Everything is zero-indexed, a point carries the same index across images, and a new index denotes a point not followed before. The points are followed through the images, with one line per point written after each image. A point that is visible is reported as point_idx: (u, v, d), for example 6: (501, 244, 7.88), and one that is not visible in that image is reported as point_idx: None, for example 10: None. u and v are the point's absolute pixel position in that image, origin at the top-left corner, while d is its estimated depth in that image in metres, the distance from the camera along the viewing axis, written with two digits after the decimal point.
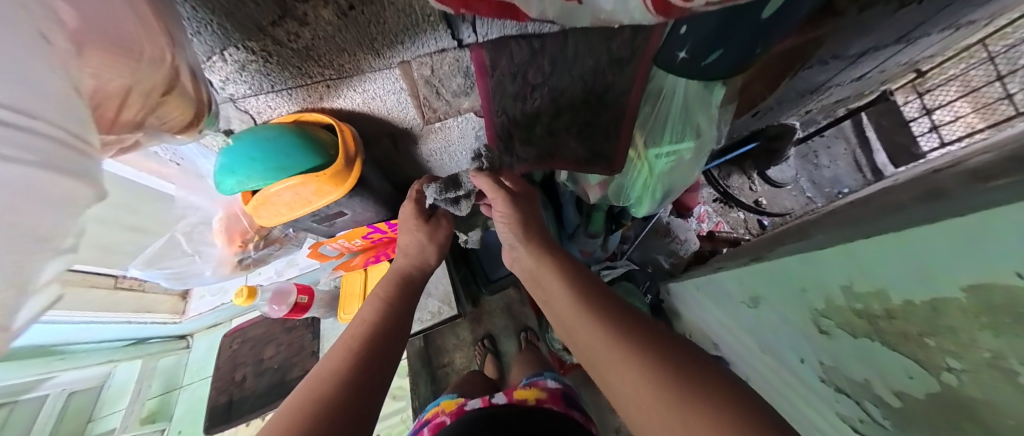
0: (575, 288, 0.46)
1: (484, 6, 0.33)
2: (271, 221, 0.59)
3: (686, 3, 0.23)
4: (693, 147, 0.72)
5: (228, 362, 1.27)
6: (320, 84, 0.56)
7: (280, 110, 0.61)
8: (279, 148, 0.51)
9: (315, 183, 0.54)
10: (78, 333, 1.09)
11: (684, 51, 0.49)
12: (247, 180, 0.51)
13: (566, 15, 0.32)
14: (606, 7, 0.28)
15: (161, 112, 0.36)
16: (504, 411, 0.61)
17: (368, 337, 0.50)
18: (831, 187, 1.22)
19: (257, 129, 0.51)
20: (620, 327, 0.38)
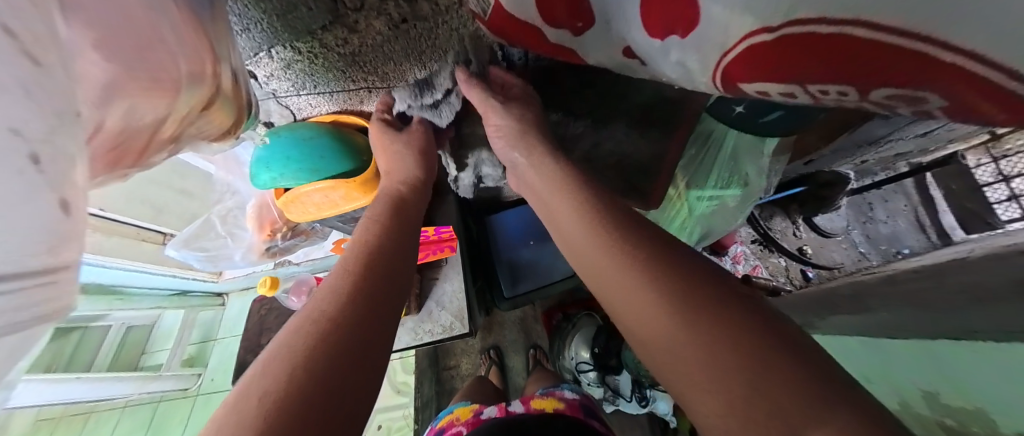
0: (618, 250, 0.35)
1: (538, 45, 0.33)
2: (300, 217, 0.59)
3: (763, 94, 0.20)
4: (739, 196, 0.68)
5: (256, 325, 1.29)
6: (363, 89, 0.56)
7: (320, 109, 0.60)
8: (315, 149, 0.51)
9: (344, 188, 0.55)
10: (125, 278, 1.06)
11: (742, 106, 0.47)
12: (281, 176, 0.52)
13: (624, 69, 0.30)
14: (668, 75, 0.26)
15: (200, 122, 0.37)
16: (527, 418, 0.58)
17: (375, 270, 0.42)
18: (891, 246, 0.84)
19: (296, 127, 0.52)
20: (680, 308, 0.29)
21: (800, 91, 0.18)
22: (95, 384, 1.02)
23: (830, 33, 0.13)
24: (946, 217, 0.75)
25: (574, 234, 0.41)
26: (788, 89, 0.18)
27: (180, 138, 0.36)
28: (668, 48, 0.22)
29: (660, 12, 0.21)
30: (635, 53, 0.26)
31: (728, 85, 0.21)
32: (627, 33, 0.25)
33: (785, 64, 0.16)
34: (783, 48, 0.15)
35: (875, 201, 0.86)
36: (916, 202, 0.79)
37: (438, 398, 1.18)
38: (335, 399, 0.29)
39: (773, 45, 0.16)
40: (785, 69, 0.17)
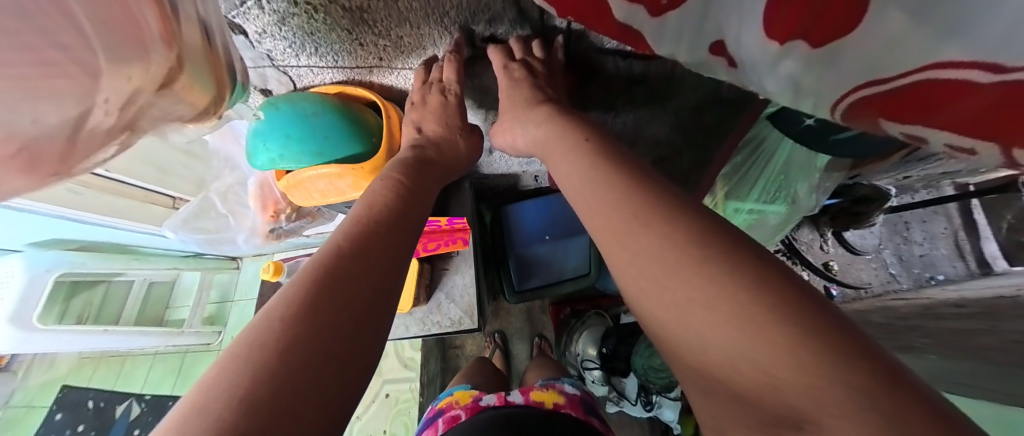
0: (633, 211, 0.27)
1: (593, 19, 0.27)
2: (306, 203, 0.55)
3: (912, 126, 0.15)
4: (782, 213, 0.61)
5: None
6: (373, 55, 0.49)
7: (323, 76, 0.53)
8: (320, 127, 0.46)
9: (352, 175, 0.49)
10: (135, 238, 1.05)
11: (814, 119, 0.40)
12: (281, 159, 0.46)
13: (700, 67, 0.25)
14: (767, 82, 0.20)
15: (165, 103, 0.30)
16: (521, 414, 0.53)
17: (375, 232, 0.36)
18: (925, 271, 0.71)
19: (298, 101, 0.47)
20: (702, 276, 0.20)
21: (991, 150, 0.13)
22: (120, 335, 1.06)
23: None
24: (989, 246, 0.64)
25: (586, 192, 0.32)
26: (971, 144, 0.14)
27: (137, 124, 0.29)
28: (785, 54, 0.17)
29: (793, 11, 0.15)
30: (727, 52, 0.21)
31: (864, 114, 0.17)
32: (737, 29, 0.19)
33: (990, 118, 0.12)
34: (1004, 95, 0.11)
35: (912, 221, 0.74)
36: (957, 225, 0.68)
37: (443, 375, 1.20)
38: (322, 384, 0.23)
39: (996, 90, 0.11)
40: (987, 121, 0.12)
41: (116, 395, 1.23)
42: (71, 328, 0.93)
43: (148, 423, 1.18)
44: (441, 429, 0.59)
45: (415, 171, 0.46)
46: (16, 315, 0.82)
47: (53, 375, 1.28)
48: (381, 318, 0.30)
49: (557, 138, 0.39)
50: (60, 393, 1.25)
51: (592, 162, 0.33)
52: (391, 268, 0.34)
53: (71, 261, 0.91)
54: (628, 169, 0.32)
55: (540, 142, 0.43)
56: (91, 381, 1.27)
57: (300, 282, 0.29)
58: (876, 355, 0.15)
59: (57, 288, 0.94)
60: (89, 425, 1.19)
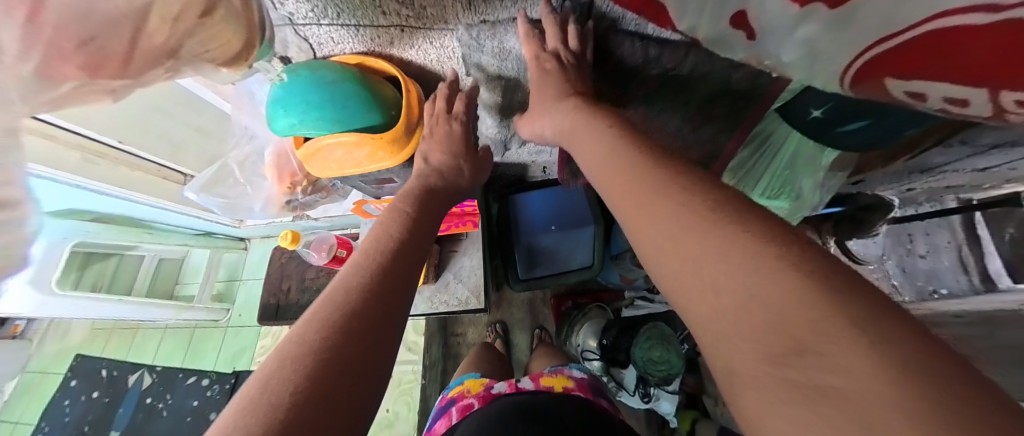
0: (657, 192, 0.28)
1: None
2: (322, 174, 0.56)
3: (907, 81, 0.16)
4: (786, 209, 0.60)
5: (278, 271, 1.20)
6: (393, 26, 0.48)
7: (343, 47, 0.54)
8: (340, 96, 0.48)
9: (371, 146, 0.51)
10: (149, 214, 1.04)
11: (821, 110, 0.42)
12: (301, 125, 0.48)
13: (720, 43, 0.27)
14: (783, 55, 0.22)
15: (201, 38, 0.33)
16: (535, 402, 0.54)
17: (384, 264, 0.39)
18: (928, 285, 0.60)
19: (319, 68, 0.48)
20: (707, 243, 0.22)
21: (981, 97, 0.14)
22: (135, 305, 1.08)
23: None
24: (993, 261, 0.52)
25: (614, 186, 0.33)
26: (968, 91, 0.14)
27: (178, 52, 0.33)
28: (806, 19, 0.18)
29: None
30: (748, 23, 0.23)
31: (872, 77, 0.18)
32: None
33: (985, 64, 0.13)
34: (1011, 31, 0.11)
35: (917, 233, 0.62)
36: (960, 238, 0.56)
37: (444, 361, 1.21)
38: (347, 382, 0.28)
39: (997, 30, 0.12)
40: (983, 68, 0.13)
41: (129, 365, 1.25)
42: (86, 295, 0.95)
43: (160, 393, 1.20)
44: (455, 418, 0.61)
45: (424, 196, 0.51)
46: (35, 277, 0.84)
47: (68, 344, 1.30)
48: (393, 329, 0.35)
49: (578, 127, 0.42)
50: (74, 361, 1.27)
51: (619, 158, 0.33)
52: (402, 286, 0.39)
53: (85, 232, 0.93)
54: (653, 152, 0.32)
55: (566, 131, 0.45)
56: (104, 352, 1.28)
57: (329, 297, 0.34)
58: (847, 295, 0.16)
59: (71, 256, 0.97)
60: (103, 392, 1.22)
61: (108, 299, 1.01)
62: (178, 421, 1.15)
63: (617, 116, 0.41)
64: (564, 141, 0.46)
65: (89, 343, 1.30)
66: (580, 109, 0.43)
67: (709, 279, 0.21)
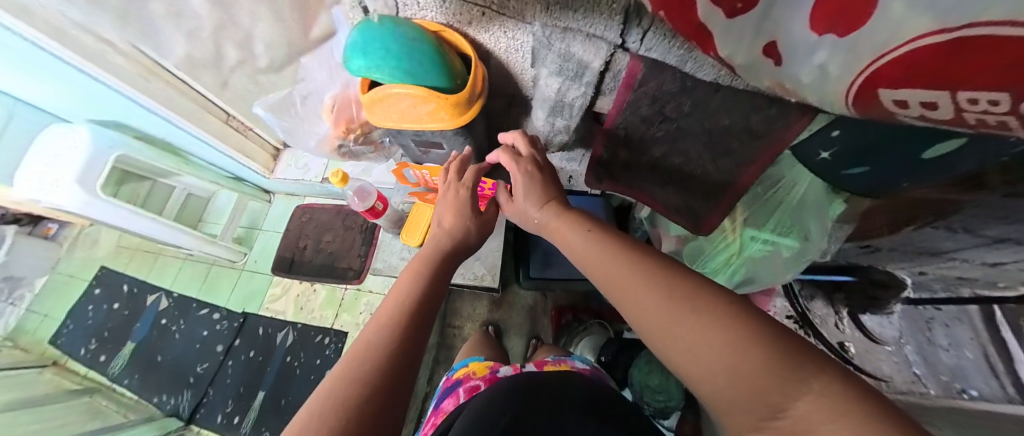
0: (655, 288, 0.34)
1: (683, 23, 0.35)
2: (379, 123, 0.63)
3: (894, 89, 0.20)
4: (793, 248, 0.59)
5: (296, 230, 1.29)
6: (477, 7, 0.51)
7: (426, 13, 0.56)
8: (417, 53, 0.53)
9: (436, 103, 0.57)
10: (186, 142, 1.16)
11: (828, 152, 0.46)
12: (376, 69, 0.54)
13: (750, 69, 0.34)
14: (799, 77, 0.28)
15: None
16: (540, 378, 0.59)
17: (401, 328, 0.44)
18: (955, 382, 0.46)
19: (401, 23, 0.52)
20: (697, 327, 0.29)
21: (945, 103, 0.18)
22: (163, 226, 1.15)
23: (1006, 34, 0.13)
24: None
25: (604, 277, 0.40)
26: (933, 96, 0.18)
27: None
28: (820, 45, 0.24)
29: (831, 11, 0.22)
30: (777, 52, 0.29)
31: (869, 88, 0.22)
32: (784, 28, 0.27)
33: (955, 69, 0.16)
34: (958, 48, 0.15)
35: (936, 322, 0.50)
36: (985, 338, 0.42)
37: (437, 350, 1.23)
38: None
39: (952, 44, 0.15)
40: (955, 75, 0.16)
41: (148, 286, 1.38)
42: (123, 204, 1.05)
43: (175, 316, 1.31)
44: (463, 397, 0.65)
45: (443, 253, 0.56)
46: (82, 177, 0.98)
47: (93, 255, 1.49)
48: (400, 400, 0.38)
49: (558, 220, 0.50)
50: (98, 271, 1.45)
51: (608, 254, 0.41)
52: (415, 354, 0.43)
53: (130, 146, 1.07)
54: (644, 255, 0.39)
55: (544, 225, 0.53)
56: (125, 269, 1.44)
57: (348, 365, 0.39)
58: (790, 359, 0.24)
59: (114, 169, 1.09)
60: (123, 306, 1.36)
61: (144, 216, 1.10)
62: (188, 347, 1.25)
63: (593, 217, 0.48)
64: (543, 232, 0.54)
65: (114, 258, 1.47)
66: (563, 215, 0.51)
67: (700, 355, 0.28)
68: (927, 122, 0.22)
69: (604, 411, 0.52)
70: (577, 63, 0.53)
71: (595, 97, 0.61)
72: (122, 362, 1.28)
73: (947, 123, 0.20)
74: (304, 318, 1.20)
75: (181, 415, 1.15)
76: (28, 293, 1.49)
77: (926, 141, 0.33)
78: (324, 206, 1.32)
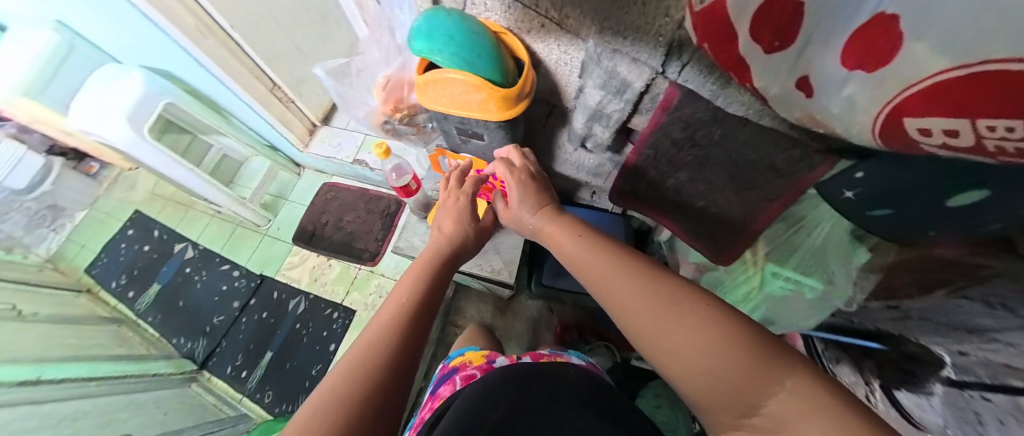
0: (647, 298, 0.36)
1: (723, 56, 0.39)
2: (429, 105, 0.68)
3: (922, 119, 0.23)
4: (817, 291, 0.54)
5: (320, 205, 1.39)
6: (538, 18, 0.57)
7: (492, 16, 0.63)
8: (478, 46, 0.58)
9: (486, 94, 0.62)
10: (232, 104, 1.24)
11: (852, 192, 0.42)
12: (437, 52, 0.59)
13: (781, 99, 0.37)
14: (829, 109, 0.32)
15: None
16: (534, 368, 0.61)
17: (399, 333, 0.45)
18: None
19: (467, 18, 0.58)
20: (691, 333, 0.32)
21: (965, 130, 0.21)
22: (197, 178, 1.22)
23: (1017, 69, 0.15)
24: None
25: (598, 285, 0.42)
26: (956, 123, 0.21)
27: None
28: (851, 80, 0.28)
29: (860, 50, 0.26)
30: (809, 85, 0.33)
31: (898, 116, 0.24)
32: (816, 64, 0.31)
33: (978, 98, 0.18)
34: (979, 79, 0.18)
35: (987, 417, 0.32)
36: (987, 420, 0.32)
37: (437, 346, 1.24)
38: None
39: (972, 78, 0.18)
40: (977, 104, 0.18)
41: (177, 234, 1.48)
42: (166, 151, 1.13)
43: (198, 266, 1.41)
44: (458, 384, 0.66)
45: (443, 259, 0.59)
46: (131, 117, 1.07)
47: (131, 197, 1.62)
48: (397, 404, 0.40)
49: (552, 226, 0.53)
50: (132, 214, 1.57)
51: (600, 262, 0.42)
52: (412, 358, 0.45)
53: (176, 95, 1.16)
54: (631, 263, 0.41)
55: (539, 230, 0.55)
56: (158, 216, 1.54)
57: (345, 374, 0.40)
58: (774, 363, 0.28)
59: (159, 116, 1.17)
60: (153, 248, 1.47)
61: (182, 165, 1.18)
62: (207, 298, 1.34)
63: (581, 221, 0.51)
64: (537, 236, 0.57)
65: (148, 204, 1.58)
66: (557, 220, 0.53)
67: (694, 359, 0.31)
68: (952, 152, 0.24)
69: (593, 405, 0.53)
70: (621, 81, 0.58)
71: (632, 115, 0.65)
72: (147, 300, 1.39)
73: (970, 151, 0.22)
74: (316, 289, 1.28)
75: (193, 359, 1.26)
76: (69, 223, 1.63)
77: (947, 188, 0.30)
78: (349, 187, 1.40)
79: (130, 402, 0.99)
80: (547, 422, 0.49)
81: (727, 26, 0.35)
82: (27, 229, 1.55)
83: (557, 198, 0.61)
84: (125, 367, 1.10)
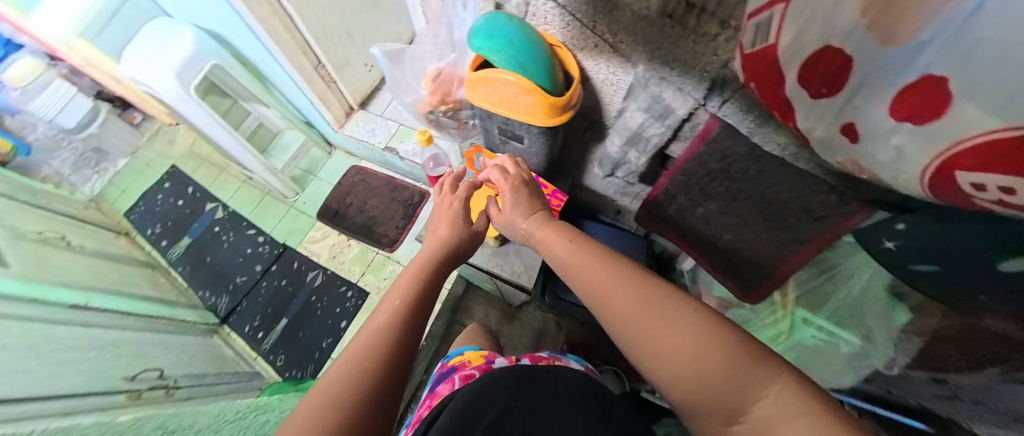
0: (640, 303, 0.38)
1: (770, 96, 0.42)
2: (476, 101, 0.71)
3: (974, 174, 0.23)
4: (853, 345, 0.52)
5: (347, 186, 1.44)
6: (595, 39, 0.62)
7: (552, 31, 0.68)
8: (534, 54, 0.62)
9: (534, 100, 0.65)
10: (275, 74, 1.27)
11: (893, 243, 0.39)
12: (495, 52, 0.63)
13: (824, 143, 0.40)
14: (875, 156, 0.34)
15: None
16: (531, 370, 0.63)
17: (395, 333, 0.45)
18: None
19: (528, 29, 0.63)
20: (683, 334, 0.34)
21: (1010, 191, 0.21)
22: (235, 143, 1.27)
23: None
24: None
25: (592, 289, 0.44)
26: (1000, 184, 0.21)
27: None
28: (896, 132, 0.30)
29: (910, 105, 0.27)
30: (855, 131, 0.35)
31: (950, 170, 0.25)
32: (863, 116, 0.33)
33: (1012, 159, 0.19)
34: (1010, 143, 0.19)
35: None
36: None
37: (441, 341, 1.25)
38: None
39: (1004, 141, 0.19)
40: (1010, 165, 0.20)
41: (209, 193, 1.56)
42: (210, 113, 1.17)
43: (226, 227, 1.48)
44: (458, 383, 0.67)
45: (440, 260, 0.60)
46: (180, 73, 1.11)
47: (170, 152, 1.71)
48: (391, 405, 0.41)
49: (547, 231, 0.56)
50: (169, 169, 1.65)
51: (595, 265, 0.45)
52: (406, 359, 0.45)
53: (223, 58, 1.20)
54: (623, 269, 0.43)
55: (534, 236, 0.59)
56: (193, 173, 1.62)
57: (338, 379, 0.40)
58: (758, 359, 0.31)
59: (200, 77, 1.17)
60: (187, 204, 1.55)
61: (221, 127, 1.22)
62: (231, 257, 1.42)
63: (574, 229, 0.55)
64: (529, 241, 0.61)
65: (185, 161, 1.66)
66: (551, 225, 0.57)
67: (687, 357, 0.33)
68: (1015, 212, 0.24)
69: (590, 408, 0.54)
70: (664, 107, 0.61)
71: (670, 140, 0.68)
72: (178, 251, 1.48)
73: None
74: (334, 266, 1.35)
75: (216, 313, 1.35)
76: (111, 169, 1.74)
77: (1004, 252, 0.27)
78: (377, 173, 1.45)
79: (160, 340, 1.08)
80: (545, 427, 0.50)
81: (776, 70, 0.38)
82: (75, 168, 1.68)
83: (547, 204, 0.66)
84: (157, 308, 1.19)
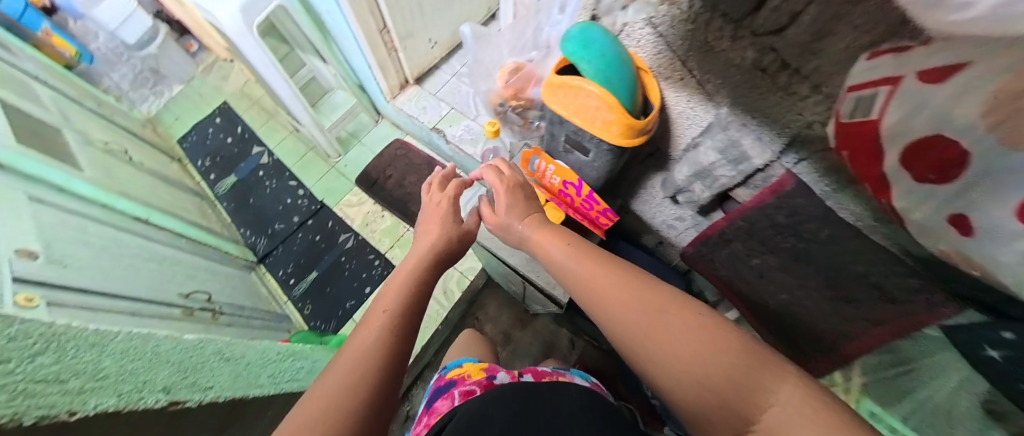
0: (643, 312, 0.38)
1: (865, 168, 0.41)
2: (553, 105, 0.73)
3: None
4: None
5: (389, 158, 1.46)
6: (682, 74, 0.62)
7: (642, 53, 0.67)
8: (616, 74, 0.61)
9: (615, 119, 0.65)
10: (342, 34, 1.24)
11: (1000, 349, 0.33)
12: (589, 60, 0.63)
13: (924, 230, 0.37)
14: (983, 259, 0.31)
15: None
16: (533, 387, 0.61)
17: (388, 339, 0.43)
18: None
19: (619, 45, 0.63)
20: (690, 341, 0.34)
21: None
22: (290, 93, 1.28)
23: None
24: None
25: (592, 292, 0.43)
26: None
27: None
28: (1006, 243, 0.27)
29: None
30: (966, 223, 0.31)
31: None
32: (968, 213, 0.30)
33: None
34: None
35: None
36: None
37: (455, 330, 1.30)
38: None
39: None
40: None
41: (257, 135, 1.61)
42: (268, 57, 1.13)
43: (270, 174, 1.54)
44: (458, 399, 0.65)
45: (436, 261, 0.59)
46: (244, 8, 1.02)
47: (224, 88, 1.77)
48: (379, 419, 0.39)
49: (545, 233, 0.56)
50: (221, 104, 1.71)
51: (592, 269, 0.45)
52: (398, 367, 0.43)
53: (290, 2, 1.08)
54: (623, 274, 0.43)
55: (529, 240, 0.58)
56: (244, 112, 1.67)
57: (327, 395, 0.37)
58: (763, 365, 0.31)
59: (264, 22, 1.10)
60: (235, 144, 1.61)
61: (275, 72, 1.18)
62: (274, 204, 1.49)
63: (571, 233, 0.55)
64: (523, 244, 0.60)
65: (237, 99, 1.71)
66: (546, 228, 0.57)
67: (692, 362, 0.33)
68: None
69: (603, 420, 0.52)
70: (741, 152, 0.61)
71: (738, 185, 0.68)
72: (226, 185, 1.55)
73: None
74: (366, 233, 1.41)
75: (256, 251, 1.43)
76: (167, 92, 1.81)
77: None
78: (421, 151, 1.47)
79: (208, 265, 1.14)
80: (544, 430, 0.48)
81: (877, 145, 0.36)
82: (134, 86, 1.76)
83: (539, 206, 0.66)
84: (205, 235, 1.26)
